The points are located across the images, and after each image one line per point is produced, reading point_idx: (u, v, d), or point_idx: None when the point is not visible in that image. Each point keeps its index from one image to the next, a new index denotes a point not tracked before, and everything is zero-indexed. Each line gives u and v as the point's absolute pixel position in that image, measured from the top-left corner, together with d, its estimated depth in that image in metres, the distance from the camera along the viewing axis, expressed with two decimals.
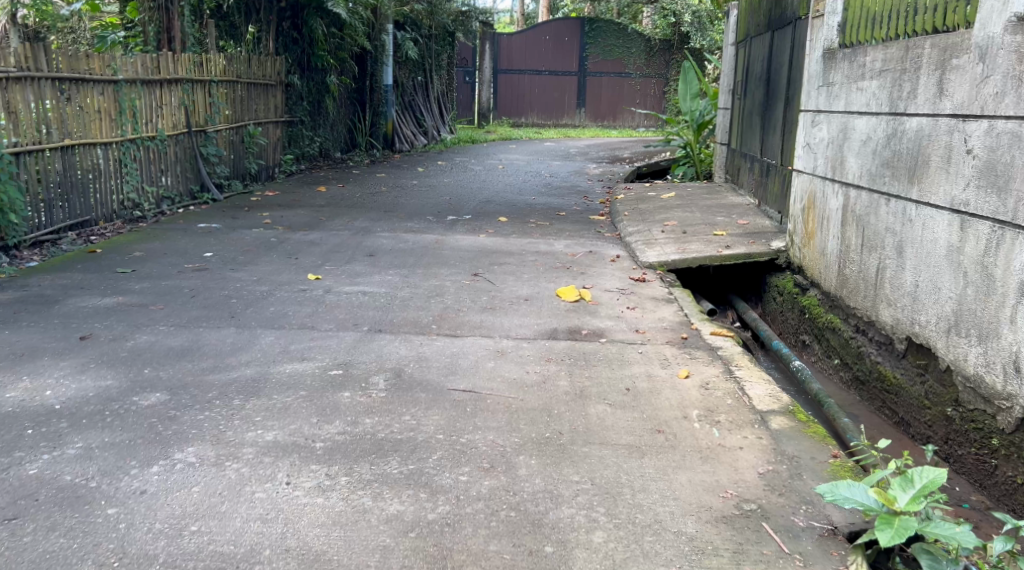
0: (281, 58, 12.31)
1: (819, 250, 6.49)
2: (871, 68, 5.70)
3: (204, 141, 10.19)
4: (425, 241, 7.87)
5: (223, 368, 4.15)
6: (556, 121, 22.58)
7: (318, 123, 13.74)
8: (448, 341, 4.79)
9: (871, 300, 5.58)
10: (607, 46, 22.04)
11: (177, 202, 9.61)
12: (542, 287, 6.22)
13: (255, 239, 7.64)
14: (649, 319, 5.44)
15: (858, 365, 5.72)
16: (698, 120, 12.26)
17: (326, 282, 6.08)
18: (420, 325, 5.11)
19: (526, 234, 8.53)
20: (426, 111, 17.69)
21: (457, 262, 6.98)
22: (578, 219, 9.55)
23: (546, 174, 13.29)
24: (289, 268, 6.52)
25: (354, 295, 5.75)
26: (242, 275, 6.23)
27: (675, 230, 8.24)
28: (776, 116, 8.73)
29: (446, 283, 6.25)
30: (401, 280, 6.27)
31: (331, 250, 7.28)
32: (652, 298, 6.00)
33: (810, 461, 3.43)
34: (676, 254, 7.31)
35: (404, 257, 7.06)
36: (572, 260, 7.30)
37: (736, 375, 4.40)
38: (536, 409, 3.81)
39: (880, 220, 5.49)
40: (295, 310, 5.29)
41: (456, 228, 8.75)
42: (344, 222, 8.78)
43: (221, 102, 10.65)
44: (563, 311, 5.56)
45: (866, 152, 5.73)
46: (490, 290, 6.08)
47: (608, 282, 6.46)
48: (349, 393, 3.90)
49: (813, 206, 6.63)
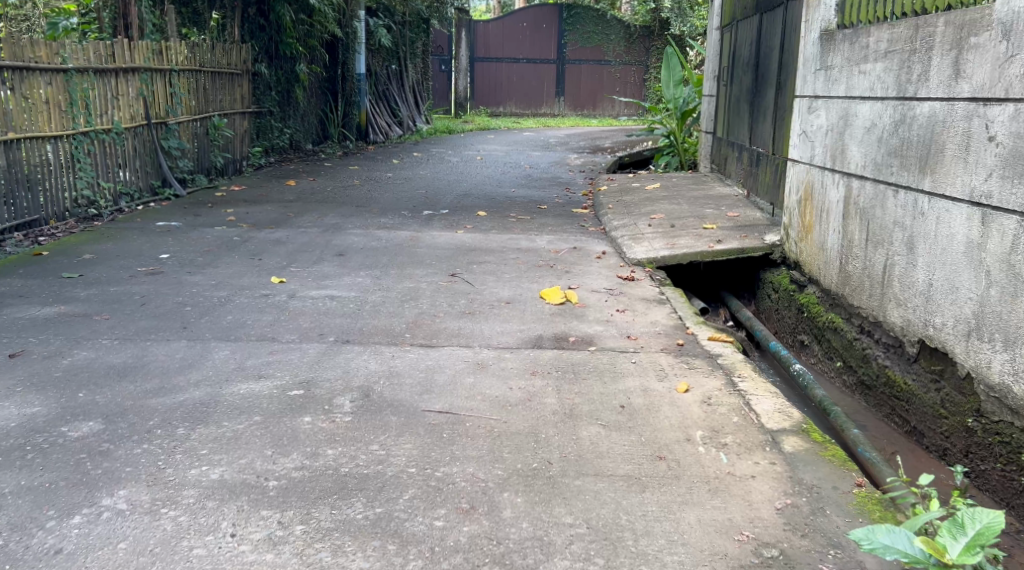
0: (247, 46, 11.82)
1: (818, 245, 6.09)
2: (876, 49, 5.30)
3: (165, 134, 9.69)
4: (399, 238, 7.42)
5: (169, 390, 3.69)
6: (535, 111, 22.13)
7: (287, 113, 13.27)
8: (423, 352, 4.35)
9: (878, 299, 5.19)
10: (585, 33, 21.59)
11: (137, 199, 9.12)
12: (525, 288, 5.80)
13: (216, 238, 7.17)
14: (640, 324, 5.02)
15: (863, 369, 5.34)
16: (682, 108, 11.90)
17: (291, 286, 5.64)
18: (392, 334, 4.67)
19: (507, 229, 8.10)
20: (401, 101, 17.20)
21: (433, 261, 6.54)
22: (559, 213, 9.13)
23: (526, 165, 12.86)
24: (251, 270, 6.06)
25: (321, 300, 5.30)
26: (200, 279, 5.77)
27: (663, 224, 7.83)
28: (766, 103, 8.32)
29: (421, 285, 5.82)
30: (372, 282, 5.83)
31: (297, 249, 6.82)
32: (643, 299, 5.59)
33: (832, 492, 3.02)
34: (665, 250, 6.91)
35: (377, 256, 6.62)
36: (556, 258, 6.88)
37: (739, 388, 3.99)
38: (521, 434, 3.39)
39: (887, 213, 5.10)
40: (254, 319, 4.85)
41: (432, 223, 8.30)
42: (314, 218, 8.32)
43: (183, 92, 10.14)
44: (548, 315, 5.13)
45: (871, 140, 5.34)
46: (468, 293, 5.65)
47: (594, 282, 6.04)
48: (310, 418, 3.47)
49: (810, 197, 6.23)
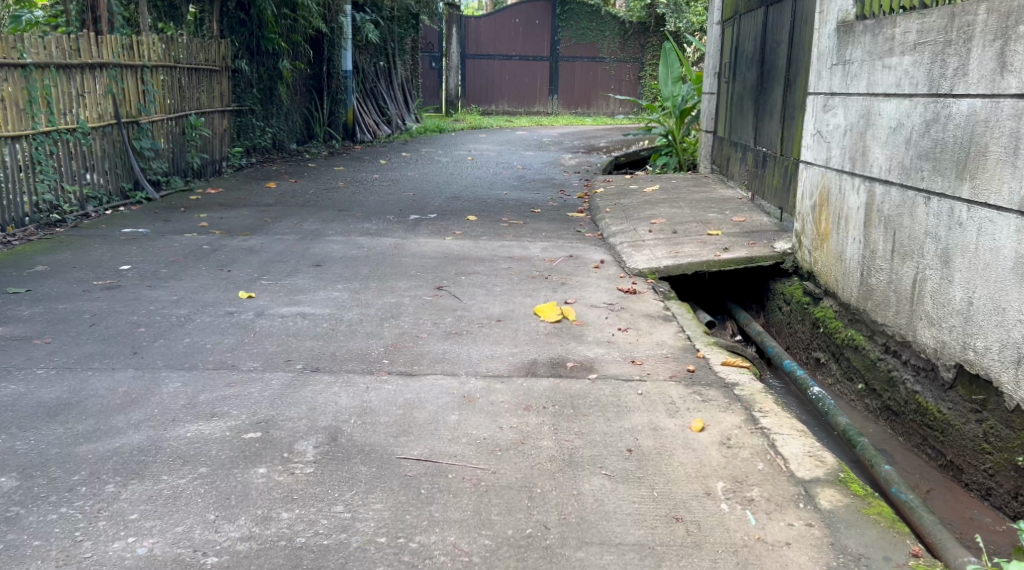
0: (226, 41, 11.29)
1: (835, 255, 5.61)
2: (903, 40, 4.82)
3: (137, 133, 9.19)
4: (382, 246, 6.91)
5: (104, 433, 3.18)
6: (527, 109, 21.60)
7: (269, 112, 12.74)
8: (402, 383, 3.85)
9: (906, 316, 4.71)
10: (579, 30, 21.13)
11: (106, 203, 8.61)
12: (517, 304, 5.29)
13: (185, 247, 6.66)
14: (645, 345, 4.52)
15: (889, 393, 4.86)
16: (681, 107, 11.37)
17: (260, 302, 5.14)
18: (368, 359, 4.17)
19: (498, 236, 7.59)
20: (389, 99, 16.66)
21: (417, 273, 6.04)
22: (554, 218, 8.62)
23: (519, 166, 12.34)
24: (218, 283, 5.55)
25: (292, 319, 4.81)
26: (160, 294, 5.27)
27: (664, 229, 7.34)
28: (773, 101, 7.83)
29: (403, 300, 5.31)
30: (350, 297, 5.33)
31: (271, 259, 6.32)
32: (646, 315, 5.10)
33: (884, 565, 2.62)
34: (668, 259, 6.42)
35: (357, 267, 6.11)
36: (550, 267, 6.38)
37: (762, 427, 3.50)
38: (512, 489, 2.90)
39: (916, 222, 4.62)
40: (214, 343, 4.35)
41: (419, 229, 7.80)
42: (292, 224, 7.81)
43: (156, 89, 9.61)
44: (542, 336, 4.63)
45: (897, 141, 4.85)
46: (455, 309, 5.14)
47: (593, 295, 5.55)
48: (265, 469, 2.97)
49: (827, 203, 5.74)
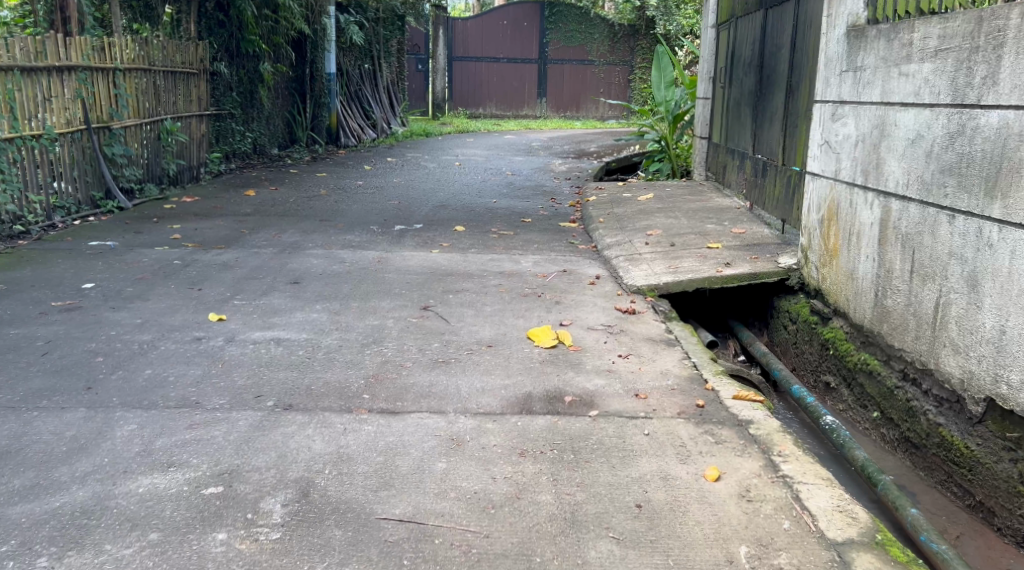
0: (204, 43, 10.90)
1: (846, 273, 5.24)
2: (921, 46, 4.44)
3: (108, 139, 8.83)
4: (364, 261, 6.55)
5: (43, 490, 2.87)
6: (515, 112, 21.27)
7: (250, 115, 12.36)
8: (383, 423, 3.49)
9: (927, 343, 4.35)
10: (568, 32, 20.76)
11: (75, 213, 8.30)
12: (509, 327, 4.93)
13: (154, 262, 6.31)
14: (649, 375, 4.17)
15: (906, 424, 4.51)
16: (674, 112, 11.01)
17: (231, 326, 4.79)
18: (347, 394, 3.80)
19: (488, 248, 7.24)
20: (374, 102, 16.27)
21: (402, 291, 5.67)
22: (545, 228, 8.27)
23: (508, 172, 11.98)
24: (186, 304, 5.22)
25: (265, 346, 4.46)
26: (124, 317, 4.93)
27: (661, 241, 7.01)
28: (774, 107, 7.48)
29: (386, 322, 4.95)
30: (328, 320, 4.97)
31: (245, 276, 5.98)
32: (648, 339, 4.74)
33: None
34: (667, 276, 6.06)
35: (338, 284, 5.76)
36: (543, 284, 6.03)
37: (784, 475, 3.14)
38: (507, 559, 2.66)
39: (938, 241, 4.27)
40: (178, 375, 4.00)
41: (404, 241, 7.44)
42: (271, 236, 7.45)
43: (129, 93, 9.23)
44: (537, 365, 4.27)
45: (915, 154, 4.49)
46: (442, 332, 4.78)
47: (590, 316, 5.20)
48: (224, 534, 2.69)
49: (835, 217, 5.37)
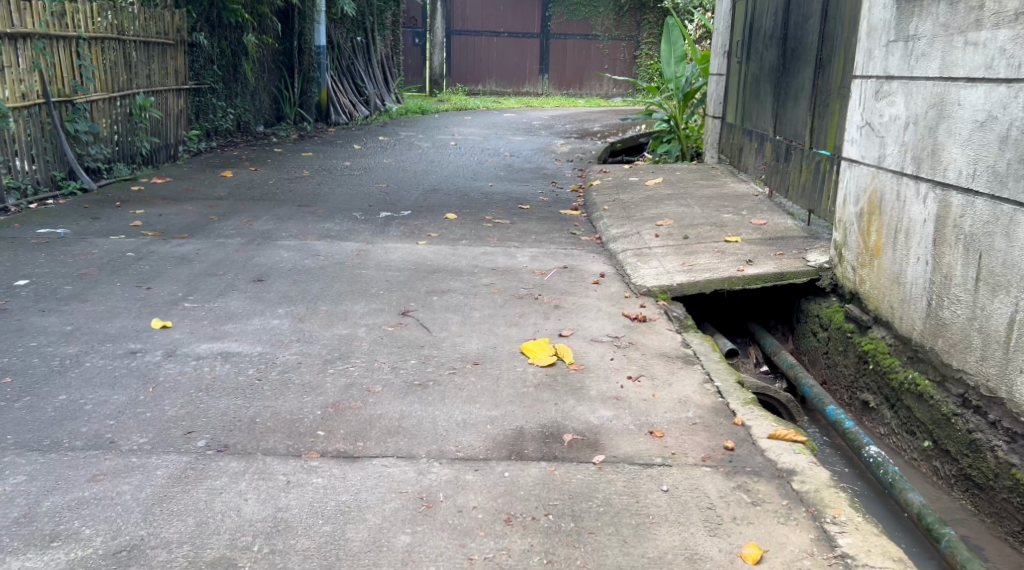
0: (181, 11, 10.16)
1: (890, 275, 4.54)
2: (996, 9, 3.74)
3: (71, 114, 8.16)
4: (341, 254, 5.86)
5: None
6: (516, 89, 20.50)
7: (234, 90, 11.64)
8: (337, 475, 2.79)
9: (997, 365, 3.66)
10: (572, 5, 19.93)
11: (31, 195, 7.63)
12: (500, 339, 4.23)
13: (103, 254, 5.64)
14: (665, 406, 3.46)
15: (967, 460, 3.83)
16: (684, 89, 10.31)
17: (174, 336, 4.11)
18: (297, 431, 3.12)
19: (481, 239, 6.53)
20: (368, 78, 15.52)
21: (380, 292, 4.98)
22: (544, 216, 7.56)
23: (506, 153, 11.24)
24: (128, 308, 4.54)
25: (210, 364, 3.77)
26: (52, 323, 4.25)
27: (673, 234, 6.31)
28: (800, 83, 6.75)
29: (357, 332, 4.26)
30: (289, 329, 4.29)
31: (203, 272, 5.29)
32: (661, 355, 4.04)
33: None
34: (681, 275, 5.36)
35: (307, 284, 5.08)
36: (540, 283, 5.33)
37: (843, 554, 2.50)
38: None
39: (1015, 244, 3.58)
40: (98, 401, 3.33)
41: (388, 230, 6.74)
42: (242, 223, 6.76)
43: (95, 65, 8.51)
44: (531, 391, 3.57)
45: (985, 140, 3.80)
46: (421, 345, 4.09)
47: (595, 324, 4.50)
48: None
49: (878, 210, 4.67)
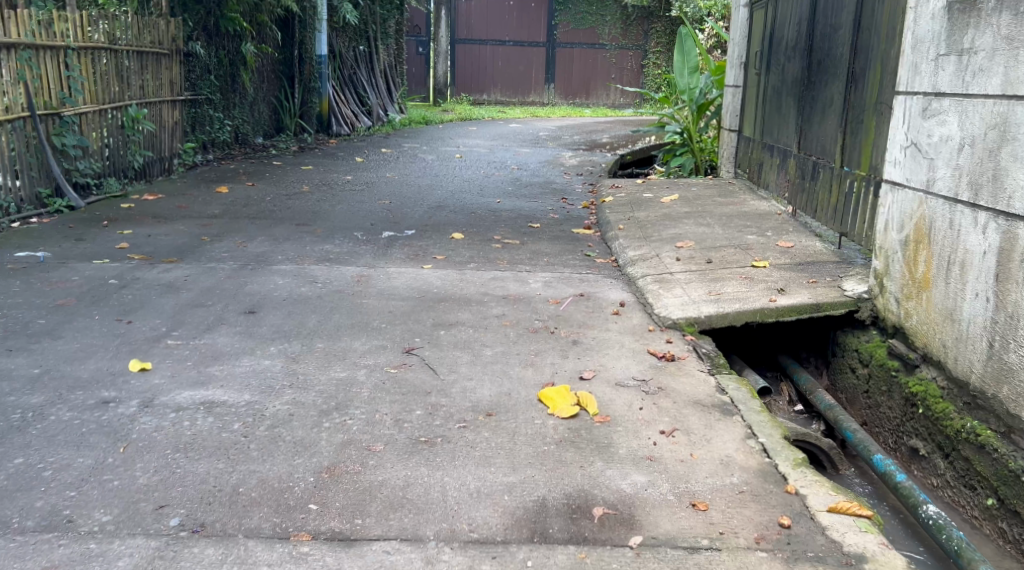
0: (178, 20, 9.77)
1: (941, 311, 4.11)
2: None
3: (59, 128, 7.77)
4: (341, 280, 5.46)
5: None
6: (521, 99, 20.11)
7: (231, 101, 11.26)
8: (330, 564, 2.51)
9: None
10: (578, 14, 19.57)
11: (14, 213, 7.24)
12: (514, 383, 3.81)
13: (85, 282, 5.24)
14: (706, 467, 3.05)
15: None
16: (699, 101, 9.91)
17: (153, 381, 3.71)
18: (285, 506, 2.74)
19: (490, 262, 6.13)
20: (370, 87, 15.12)
21: (382, 326, 4.57)
22: (556, 235, 7.15)
23: (513, 166, 10.85)
24: (104, 346, 4.13)
25: (192, 415, 3.37)
26: (19, 365, 3.85)
27: (694, 258, 5.89)
28: (829, 96, 6.33)
29: (357, 375, 3.84)
30: (282, 371, 3.88)
31: (191, 302, 4.89)
32: (695, 403, 3.62)
33: None
34: (708, 306, 4.93)
35: (304, 316, 4.68)
36: (555, 314, 4.92)
37: None
38: None
39: None
40: (60, 466, 2.93)
41: (392, 252, 6.33)
42: (235, 245, 6.36)
43: (84, 76, 8.11)
44: (552, 449, 3.16)
45: None
46: (428, 392, 3.67)
47: (618, 365, 4.09)
48: None
49: (926, 239, 4.24)
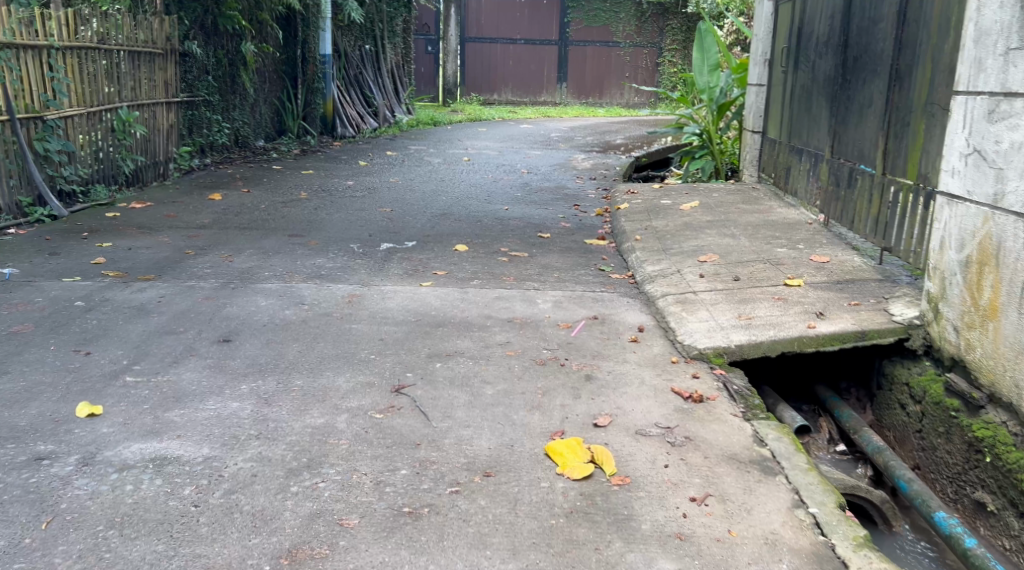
0: (172, 18, 9.27)
1: (1011, 345, 3.56)
2: None
3: (41, 132, 7.29)
4: (329, 301, 4.94)
5: None
6: (533, 98, 19.61)
7: (230, 102, 10.76)
8: None
9: None
10: (591, 11, 19.03)
11: None
12: (517, 432, 3.28)
13: (48, 304, 4.74)
14: (749, 549, 2.60)
15: None
16: (719, 101, 9.33)
17: (101, 430, 3.20)
18: None
19: (496, 278, 5.61)
20: (376, 87, 14.59)
21: (370, 357, 4.05)
22: (568, 247, 6.61)
23: (523, 170, 10.31)
24: (53, 385, 3.63)
25: (139, 476, 2.86)
26: None
27: (720, 274, 5.35)
28: (868, 95, 5.77)
29: (336, 423, 3.31)
30: (250, 416, 3.35)
31: (159, 329, 4.38)
32: (730, 458, 3.09)
33: None
34: (739, 332, 4.40)
35: (284, 346, 4.16)
36: (567, 341, 4.39)
37: None
38: None
39: None
40: None
41: (390, 267, 5.83)
42: (220, 259, 5.86)
43: (69, 76, 7.62)
44: (562, 525, 2.67)
45: None
46: (417, 443, 3.15)
47: (640, 406, 3.56)
48: None
49: (993, 262, 3.68)
